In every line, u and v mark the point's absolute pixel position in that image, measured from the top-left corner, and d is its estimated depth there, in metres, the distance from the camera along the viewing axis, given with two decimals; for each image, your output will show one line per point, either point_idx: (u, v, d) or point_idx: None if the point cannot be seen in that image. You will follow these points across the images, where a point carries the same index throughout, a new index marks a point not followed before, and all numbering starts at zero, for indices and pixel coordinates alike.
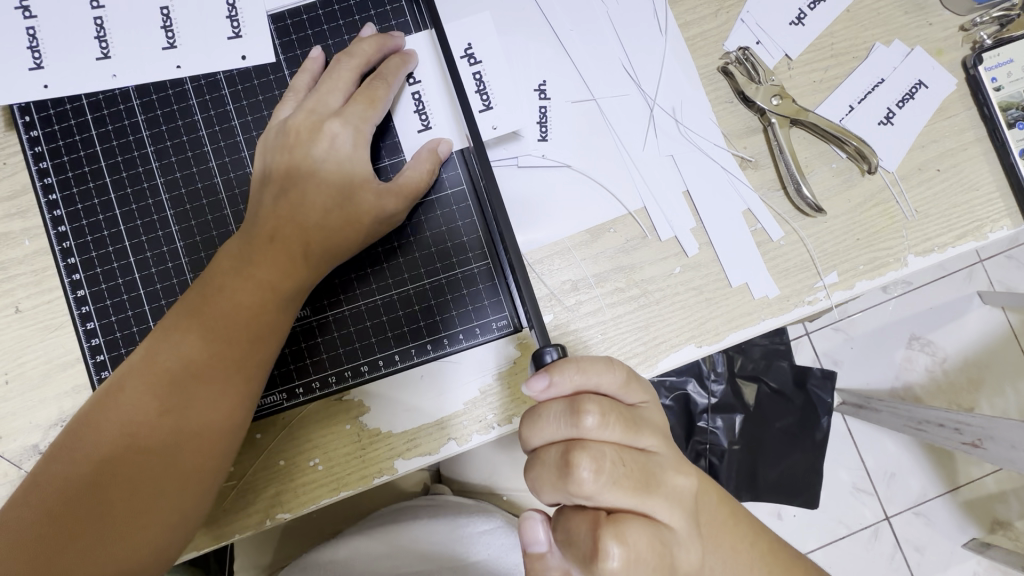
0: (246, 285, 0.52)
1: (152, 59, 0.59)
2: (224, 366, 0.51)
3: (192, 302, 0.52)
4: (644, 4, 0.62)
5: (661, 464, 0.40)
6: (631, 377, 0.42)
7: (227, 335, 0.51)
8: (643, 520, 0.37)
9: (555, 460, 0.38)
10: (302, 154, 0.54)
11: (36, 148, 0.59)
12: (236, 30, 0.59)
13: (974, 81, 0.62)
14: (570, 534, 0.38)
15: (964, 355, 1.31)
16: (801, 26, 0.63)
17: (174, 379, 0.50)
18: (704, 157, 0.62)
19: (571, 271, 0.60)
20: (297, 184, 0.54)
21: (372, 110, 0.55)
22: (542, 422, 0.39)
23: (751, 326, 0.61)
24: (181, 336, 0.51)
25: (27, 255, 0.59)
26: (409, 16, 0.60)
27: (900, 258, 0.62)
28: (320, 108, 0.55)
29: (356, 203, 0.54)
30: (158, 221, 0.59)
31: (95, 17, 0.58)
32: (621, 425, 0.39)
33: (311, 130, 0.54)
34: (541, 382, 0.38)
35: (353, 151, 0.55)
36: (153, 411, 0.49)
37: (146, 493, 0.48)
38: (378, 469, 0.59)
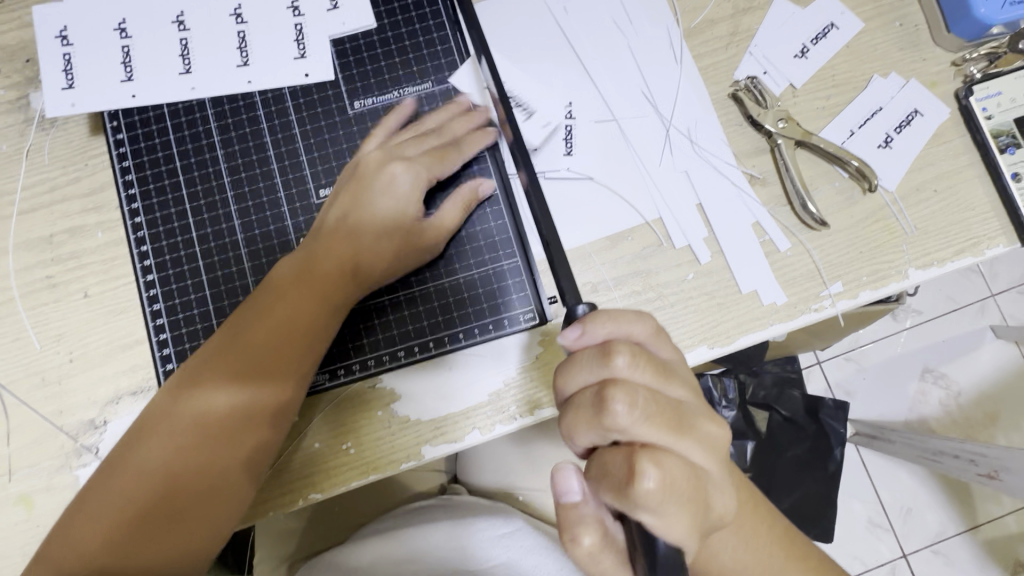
0: (299, 299, 0.57)
1: (226, 74, 0.66)
2: (270, 381, 0.56)
3: (238, 325, 0.57)
4: (661, 37, 0.69)
5: (692, 410, 0.41)
6: (661, 331, 0.44)
7: (270, 356, 0.56)
8: (678, 456, 0.38)
9: (590, 396, 0.39)
10: (369, 177, 0.61)
11: (121, 149, 0.66)
12: (301, 51, 0.67)
13: (966, 111, 0.67)
14: (605, 466, 0.38)
15: (978, 388, 1.31)
16: (804, 59, 0.69)
17: (221, 393, 0.55)
18: (716, 173, 0.67)
19: (591, 273, 0.65)
20: (356, 215, 0.60)
21: (439, 163, 0.62)
22: (575, 366, 0.40)
23: (761, 331, 0.65)
24: (227, 361, 0.55)
25: (100, 245, 0.65)
26: (453, 43, 0.68)
27: (901, 271, 0.66)
28: (393, 154, 0.62)
29: (404, 233, 0.60)
30: (223, 216, 0.65)
31: (181, 38, 0.67)
32: (651, 369, 0.40)
33: (380, 165, 0.61)
34: (574, 331, 0.41)
35: (410, 192, 0.61)
36: (207, 427, 0.54)
37: (202, 497, 0.53)
38: (407, 454, 0.62)
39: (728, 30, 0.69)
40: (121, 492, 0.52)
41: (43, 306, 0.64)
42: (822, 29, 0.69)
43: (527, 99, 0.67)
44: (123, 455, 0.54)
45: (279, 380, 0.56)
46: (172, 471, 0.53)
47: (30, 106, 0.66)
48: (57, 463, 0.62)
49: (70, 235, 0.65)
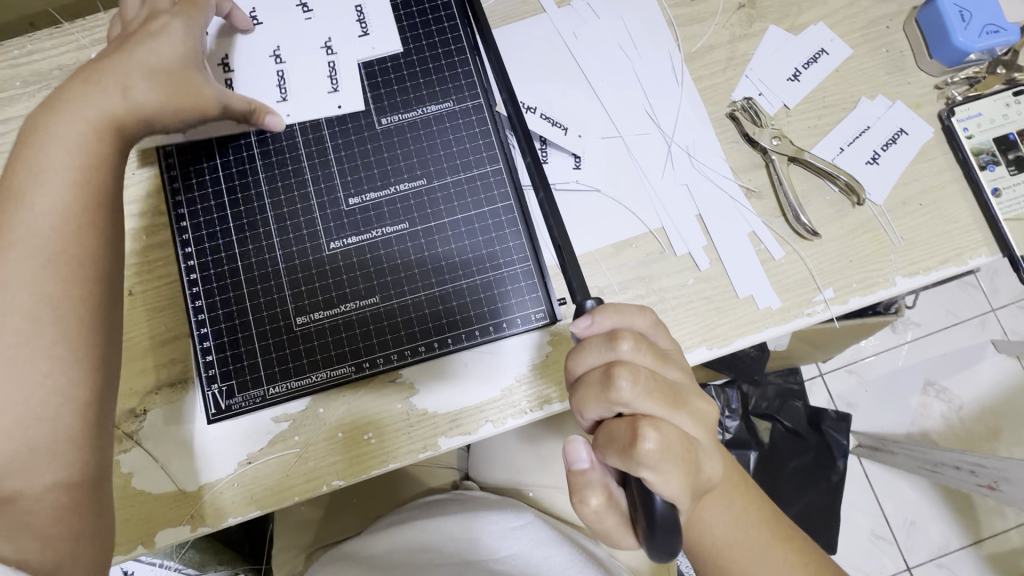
0: (68, 142, 0.51)
1: (264, 78, 0.71)
2: (79, 199, 0.50)
3: (12, 186, 0.49)
4: (663, 62, 0.75)
5: (687, 389, 0.45)
6: (660, 323, 0.49)
7: (25, 202, 0.49)
8: (674, 425, 0.42)
9: (597, 374, 0.43)
10: (138, 37, 0.58)
11: (168, 159, 0.69)
12: (335, 87, 0.71)
13: (949, 130, 0.72)
14: (610, 434, 0.42)
15: (980, 404, 1.34)
16: (796, 82, 0.74)
17: (32, 243, 0.48)
18: (715, 187, 0.72)
19: (598, 278, 0.70)
20: (128, 49, 0.56)
21: (203, 15, 0.62)
22: (585, 349, 0.45)
23: (756, 333, 0.69)
24: (25, 209, 0.49)
25: (144, 248, 0.71)
26: (473, 66, 0.73)
27: (889, 278, 0.70)
28: (155, 15, 0.59)
29: (180, 89, 0.58)
30: (262, 220, 0.68)
31: (216, 49, 0.71)
32: (652, 353, 0.45)
33: (144, 24, 0.59)
34: (584, 321, 0.46)
35: (184, 43, 0.59)
36: (10, 293, 0.47)
37: (16, 379, 0.46)
38: (424, 444, 0.67)
39: (726, 55, 0.75)
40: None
41: None
42: (813, 55, 0.75)
43: (539, 115, 0.73)
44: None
45: (86, 230, 0.50)
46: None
47: None
48: None
49: None
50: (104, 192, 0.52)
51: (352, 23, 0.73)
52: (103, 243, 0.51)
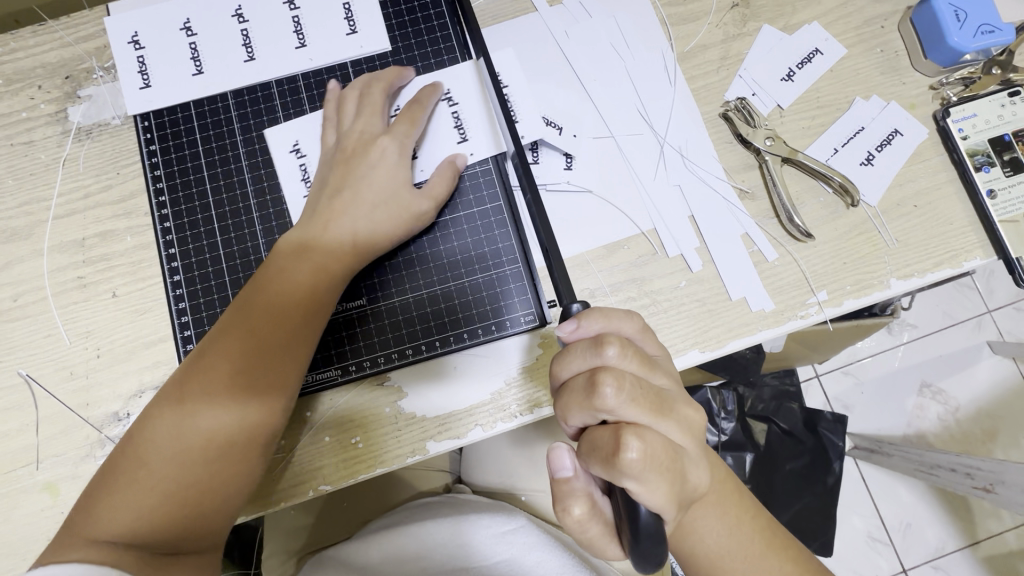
0: (303, 270, 0.61)
1: (235, 69, 0.71)
2: (283, 317, 0.59)
3: (239, 308, 0.60)
4: (656, 61, 0.74)
5: (674, 395, 0.44)
6: (647, 328, 0.48)
7: (243, 311, 0.60)
8: (659, 433, 0.41)
9: (581, 381, 0.42)
10: (355, 164, 0.65)
11: (153, 159, 0.71)
12: (463, 135, 0.69)
13: (944, 131, 0.72)
14: (594, 443, 0.42)
15: (976, 405, 1.33)
16: (790, 82, 0.73)
17: (247, 356, 0.58)
18: (707, 188, 0.71)
19: (589, 280, 0.69)
20: (350, 187, 0.64)
21: (413, 128, 0.66)
22: (569, 355, 0.44)
23: (749, 336, 0.68)
24: (242, 324, 0.59)
25: (128, 248, 0.70)
26: (462, 65, 0.72)
27: (884, 281, 0.69)
28: (369, 129, 0.66)
29: (397, 208, 0.64)
30: (246, 222, 0.69)
31: (190, 42, 0.71)
32: (638, 359, 0.44)
33: (364, 146, 0.65)
34: (570, 325, 0.44)
35: (399, 162, 0.65)
36: (218, 389, 0.57)
37: (224, 453, 0.57)
38: (413, 447, 0.66)
39: (719, 55, 0.74)
40: (150, 450, 0.55)
41: (73, 304, 0.69)
42: (807, 54, 0.74)
43: (528, 114, 0.71)
44: (154, 411, 0.57)
45: (289, 347, 0.59)
46: (185, 432, 0.56)
47: (69, 119, 0.72)
48: (83, 452, 0.66)
49: (100, 239, 0.70)
50: (308, 327, 0.60)
51: (339, 22, 0.72)
52: (302, 363, 0.60)
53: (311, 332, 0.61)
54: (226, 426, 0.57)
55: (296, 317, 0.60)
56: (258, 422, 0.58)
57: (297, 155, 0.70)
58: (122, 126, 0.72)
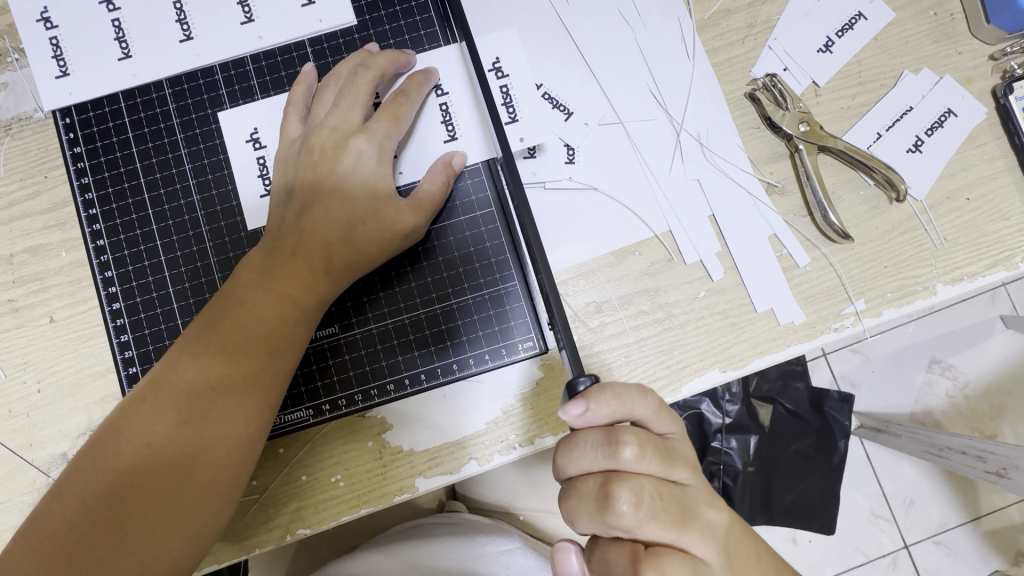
0: (266, 299, 0.53)
1: (170, 52, 0.60)
2: (244, 353, 0.52)
3: (191, 334, 0.53)
4: (671, 31, 0.63)
5: (695, 497, 0.41)
6: (661, 405, 0.43)
7: (197, 344, 0.52)
8: (680, 555, 0.39)
9: (593, 491, 0.39)
10: (325, 172, 0.55)
11: (79, 164, 0.60)
12: (452, 133, 0.60)
13: (1005, 110, 0.62)
14: (609, 565, 0.40)
15: (987, 381, 1.25)
16: (828, 54, 0.63)
17: (203, 392, 0.51)
18: (731, 183, 0.62)
19: (595, 292, 0.60)
20: (322, 200, 0.55)
21: (396, 126, 0.56)
22: (579, 452, 0.39)
23: (776, 352, 0.60)
24: (197, 352, 0.51)
25: (64, 266, 0.60)
26: (442, 41, 0.61)
27: (929, 286, 0.61)
28: (343, 125, 0.56)
29: (377, 221, 0.55)
30: (193, 237, 0.60)
31: (112, 20, 0.60)
32: (657, 457, 0.39)
33: (336, 148, 0.55)
34: (578, 409, 0.37)
35: (377, 167, 0.55)
36: (167, 429, 0.50)
37: (172, 506, 0.49)
38: (399, 486, 0.58)
39: (745, 22, 0.63)
40: (87, 490, 0.48)
41: (6, 332, 0.59)
42: (848, 20, 0.63)
43: (543, 94, 0.62)
44: (93, 450, 0.50)
45: (253, 388, 0.52)
46: (131, 476, 0.49)
47: None
48: (28, 499, 0.57)
49: (32, 255, 0.59)
50: (272, 365, 0.52)
51: None
52: (267, 408, 0.52)
53: (276, 370, 0.53)
54: (177, 469, 0.49)
55: (260, 354, 0.52)
56: (227, 446, 0.50)
57: (255, 146, 0.60)
58: (46, 121, 0.60)
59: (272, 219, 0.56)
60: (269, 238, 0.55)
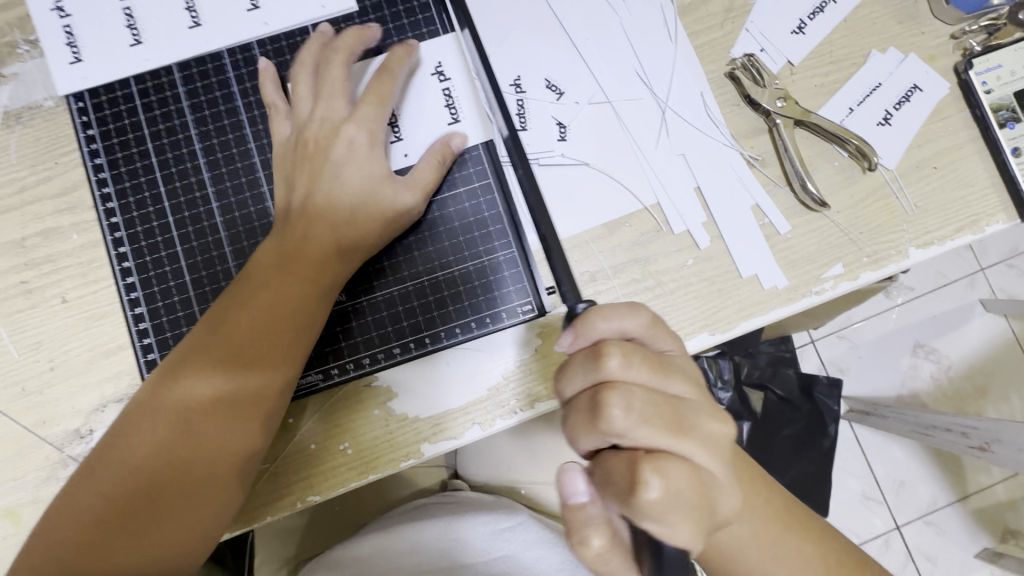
0: (279, 295, 0.55)
1: (180, 38, 0.63)
2: (260, 350, 0.53)
3: (207, 330, 0.54)
4: (654, 14, 0.67)
5: (693, 408, 0.41)
6: (654, 320, 0.46)
7: (210, 342, 0.53)
8: (679, 460, 0.39)
9: (586, 402, 0.41)
10: (318, 161, 0.58)
11: (92, 146, 0.62)
12: (455, 116, 0.63)
13: (966, 85, 0.66)
14: (609, 474, 0.39)
15: (968, 361, 1.29)
16: (801, 35, 0.67)
17: (220, 384, 0.52)
18: (714, 155, 0.65)
19: (589, 262, 0.63)
20: (320, 186, 0.57)
21: (381, 111, 0.59)
22: (571, 373, 0.43)
23: (762, 316, 0.64)
24: (212, 348, 0.53)
25: (76, 247, 0.62)
26: (439, 25, 0.65)
27: (902, 251, 0.65)
28: (332, 116, 0.58)
29: (376, 205, 0.57)
30: (204, 213, 0.62)
31: (123, 8, 0.63)
32: (646, 367, 0.42)
33: (328, 138, 0.58)
34: (569, 337, 0.44)
35: (369, 152, 0.58)
36: (192, 412, 0.52)
37: (196, 491, 0.51)
38: (406, 452, 0.60)
39: (723, 6, 0.67)
40: (106, 480, 0.50)
41: (18, 313, 0.61)
42: (819, 4, 0.67)
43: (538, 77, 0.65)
44: (117, 435, 0.51)
45: (271, 380, 0.54)
46: (158, 459, 0.51)
47: None
48: (42, 474, 0.59)
49: (44, 238, 0.61)
50: (290, 359, 0.55)
51: None
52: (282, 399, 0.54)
53: (292, 362, 0.55)
54: (194, 460, 0.51)
55: (276, 351, 0.54)
56: (246, 439, 0.52)
57: (263, 123, 0.63)
58: (58, 108, 0.62)
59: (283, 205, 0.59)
60: (283, 224, 0.58)
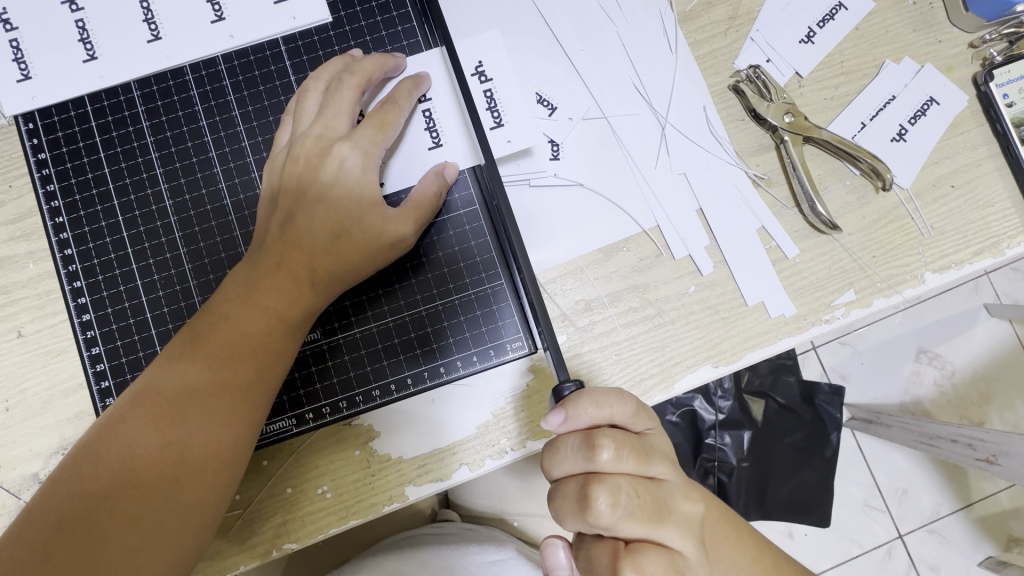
0: (251, 311, 0.51)
1: (138, 52, 0.58)
2: (230, 371, 0.49)
3: (176, 348, 0.50)
4: (653, 24, 0.62)
5: (674, 492, 0.41)
6: (640, 407, 0.44)
7: (178, 361, 0.50)
8: (658, 550, 0.39)
9: (574, 492, 0.39)
10: (306, 180, 0.53)
11: (43, 171, 0.58)
12: (436, 139, 0.58)
13: (986, 98, 0.62)
14: (593, 561, 0.40)
15: (974, 369, 1.25)
16: (811, 44, 0.63)
17: (185, 408, 0.48)
18: (716, 175, 0.61)
19: (584, 290, 0.59)
20: (306, 209, 0.53)
21: (383, 133, 0.54)
22: (559, 456, 0.41)
23: (769, 346, 0.60)
24: (180, 368, 0.49)
25: (32, 279, 0.57)
26: (421, 36, 0.60)
27: (917, 275, 0.61)
28: (328, 133, 0.54)
29: (364, 233, 0.53)
30: (166, 243, 0.58)
31: (76, 20, 0.58)
32: (635, 456, 0.40)
33: (320, 156, 0.53)
34: (558, 417, 0.39)
35: (362, 175, 0.53)
36: (154, 443, 0.47)
37: (155, 524, 0.46)
38: (389, 495, 0.56)
39: (727, 14, 0.63)
40: (58, 511, 0.46)
41: None
42: (829, 11, 0.63)
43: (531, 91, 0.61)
44: (73, 463, 0.47)
45: (241, 404, 0.50)
46: (111, 492, 0.46)
47: None
48: None
49: None
50: (262, 380, 0.51)
51: None
52: (253, 426, 0.50)
53: (265, 385, 0.51)
54: (156, 489, 0.47)
55: (248, 371, 0.50)
56: (212, 468, 0.48)
57: (229, 145, 0.58)
58: (10, 128, 0.58)
59: (259, 230, 0.55)
60: (254, 252, 0.53)
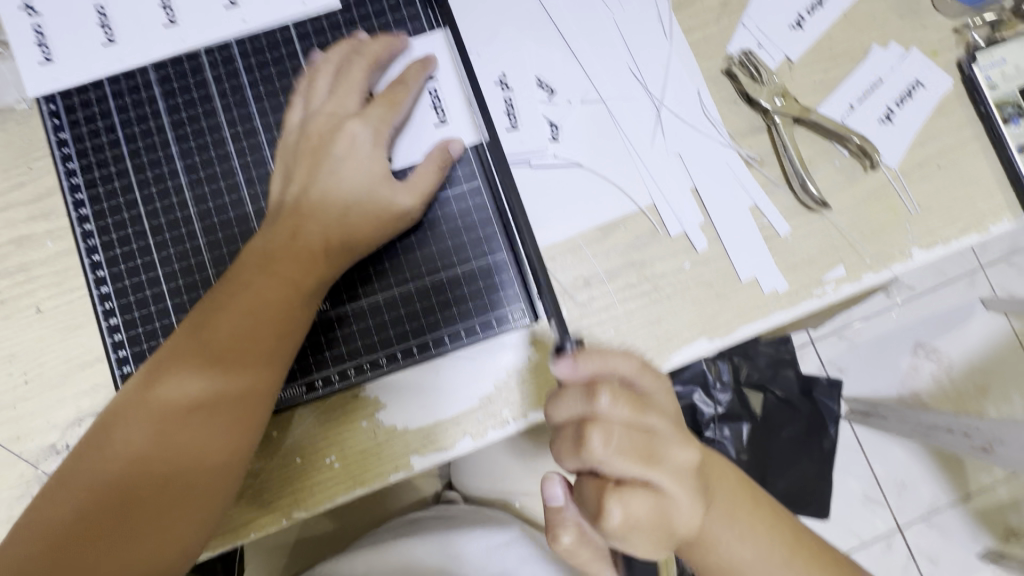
0: (268, 284, 0.52)
1: (156, 37, 0.61)
2: (248, 341, 0.51)
3: (194, 322, 0.52)
4: (648, 10, 0.65)
5: (667, 439, 0.42)
6: (645, 364, 0.46)
7: (197, 333, 0.51)
8: (643, 489, 0.41)
9: (572, 432, 0.41)
10: (320, 155, 0.56)
11: (63, 150, 0.60)
12: (442, 117, 0.61)
13: (970, 81, 0.64)
14: (582, 495, 0.43)
15: (969, 359, 1.27)
16: (801, 30, 0.65)
17: (205, 377, 0.50)
18: (710, 155, 0.63)
19: (584, 267, 0.61)
20: (318, 182, 0.55)
21: (392, 111, 0.57)
22: (563, 400, 0.43)
23: (762, 320, 0.62)
24: (198, 340, 0.51)
25: (50, 256, 0.59)
26: (425, 21, 0.63)
27: (905, 252, 0.63)
28: (340, 111, 0.56)
29: (374, 205, 0.55)
30: (181, 219, 0.60)
31: (96, 5, 0.60)
32: (633, 403, 0.42)
33: (332, 132, 0.56)
34: (567, 365, 0.44)
35: (372, 149, 0.56)
36: (176, 412, 0.49)
37: (181, 489, 0.48)
38: (395, 465, 0.58)
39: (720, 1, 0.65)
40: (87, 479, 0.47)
41: None
42: None
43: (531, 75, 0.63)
44: (99, 434, 0.49)
45: (260, 372, 0.51)
46: (138, 459, 0.48)
47: None
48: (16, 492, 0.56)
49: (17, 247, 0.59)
50: (279, 350, 0.52)
51: None
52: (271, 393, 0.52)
53: (282, 355, 0.53)
54: (180, 457, 0.49)
55: (266, 341, 0.52)
56: (234, 434, 0.50)
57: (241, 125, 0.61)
58: (31, 111, 0.60)
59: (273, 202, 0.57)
60: (268, 226, 0.55)
